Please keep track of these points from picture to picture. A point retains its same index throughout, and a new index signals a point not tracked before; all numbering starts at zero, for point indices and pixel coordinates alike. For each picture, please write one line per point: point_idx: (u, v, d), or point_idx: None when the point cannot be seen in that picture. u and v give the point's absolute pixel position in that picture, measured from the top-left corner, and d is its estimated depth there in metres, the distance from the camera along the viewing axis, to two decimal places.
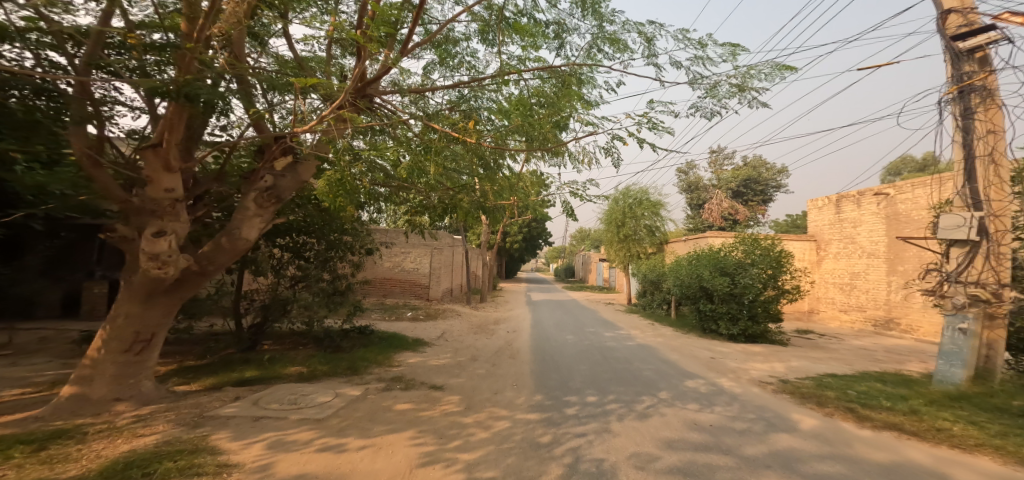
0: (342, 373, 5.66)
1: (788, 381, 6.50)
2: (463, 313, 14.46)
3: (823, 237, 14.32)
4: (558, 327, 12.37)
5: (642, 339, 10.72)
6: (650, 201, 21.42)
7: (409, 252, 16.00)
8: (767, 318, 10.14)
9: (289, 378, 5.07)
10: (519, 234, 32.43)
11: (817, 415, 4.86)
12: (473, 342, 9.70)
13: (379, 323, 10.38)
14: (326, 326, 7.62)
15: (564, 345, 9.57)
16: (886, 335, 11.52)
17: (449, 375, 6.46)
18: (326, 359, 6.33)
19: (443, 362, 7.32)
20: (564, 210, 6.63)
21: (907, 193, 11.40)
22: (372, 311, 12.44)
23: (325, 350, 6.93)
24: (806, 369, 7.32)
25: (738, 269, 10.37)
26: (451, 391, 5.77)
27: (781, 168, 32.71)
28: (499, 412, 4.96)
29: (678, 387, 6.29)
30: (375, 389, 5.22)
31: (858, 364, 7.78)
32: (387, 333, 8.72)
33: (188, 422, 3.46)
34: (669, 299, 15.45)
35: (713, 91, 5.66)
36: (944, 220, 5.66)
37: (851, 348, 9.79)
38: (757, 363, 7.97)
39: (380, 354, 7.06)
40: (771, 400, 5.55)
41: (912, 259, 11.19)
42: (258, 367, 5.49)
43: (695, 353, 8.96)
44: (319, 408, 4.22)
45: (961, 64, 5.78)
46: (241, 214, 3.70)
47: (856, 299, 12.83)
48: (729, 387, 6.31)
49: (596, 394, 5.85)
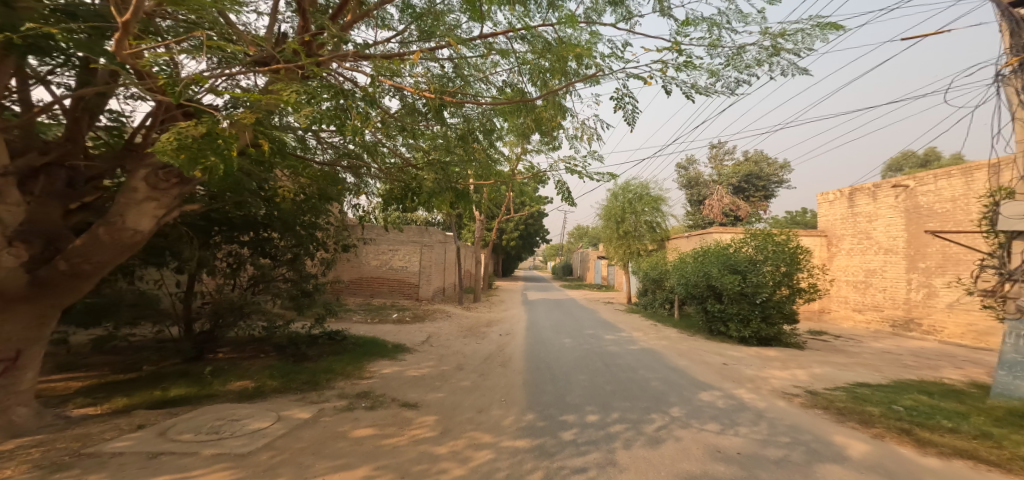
0: (297, 389, 4.79)
1: (818, 393, 5.66)
2: (454, 314, 13.60)
3: (835, 232, 13.51)
4: (555, 329, 11.49)
5: (646, 343, 9.89)
6: (650, 196, 20.58)
7: (397, 249, 15.13)
8: (781, 319, 9.29)
9: (228, 398, 4.20)
10: (516, 231, 31.55)
11: (865, 438, 4.01)
12: (461, 347, 8.85)
13: (359, 326, 9.50)
14: (290, 332, 6.75)
15: (560, 350, 8.74)
16: (906, 337, 10.74)
17: (427, 389, 5.62)
18: (283, 371, 5.45)
19: (423, 372, 6.47)
20: (562, 194, 5.76)
21: (929, 184, 10.63)
22: (355, 313, 11.55)
23: (285, 360, 6.05)
24: (833, 377, 6.49)
25: (749, 266, 9.56)
26: (427, 408, 4.91)
27: (784, 163, 31.96)
28: (481, 439, 4.11)
29: (692, 402, 5.44)
30: (333, 410, 4.36)
31: (890, 372, 6.95)
32: (363, 338, 7.86)
33: (50, 464, 2.59)
34: (672, 298, 14.65)
35: (736, 56, 4.79)
36: (1007, 208, 4.84)
37: (873, 352, 8.98)
38: (776, 370, 7.13)
39: (351, 364, 6.19)
40: (805, 417, 4.71)
41: (934, 255, 10.38)
42: (195, 382, 4.61)
43: (705, 359, 8.13)
44: (248, 438, 3.35)
45: (1022, 31, 4.97)
46: (125, 197, 2.82)
47: (872, 298, 12.04)
48: (751, 400, 5.46)
49: (597, 412, 5.02)
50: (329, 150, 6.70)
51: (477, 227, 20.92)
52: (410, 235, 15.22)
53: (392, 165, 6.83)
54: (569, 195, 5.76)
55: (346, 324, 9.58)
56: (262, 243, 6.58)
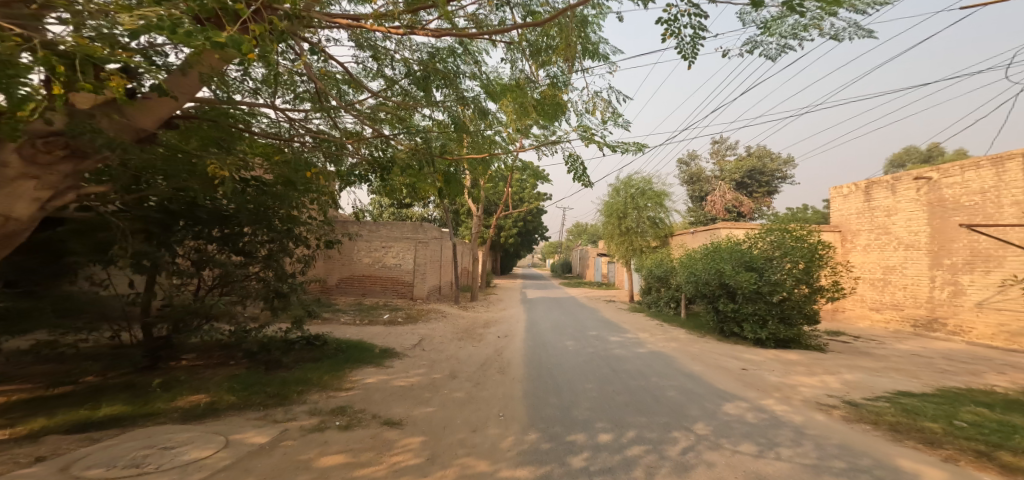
0: (260, 404, 4.08)
1: (859, 405, 5.00)
2: (450, 314, 12.90)
3: (849, 227, 12.84)
4: (556, 330, 10.81)
5: (654, 345, 9.24)
6: (654, 191, 19.88)
7: (391, 246, 14.43)
8: (802, 319, 8.62)
9: (170, 418, 3.49)
10: (514, 228, 30.85)
11: (939, 464, 3.34)
12: (456, 351, 8.16)
13: (346, 329, 8.78)
14: (263, 337, 6.04)
15: (563, 354, 8.08)
16: (929, 337, 10.15)
17: (415, 403, 4.94)
18: (249, 381, 4.75)
19: (412, 382, 5.79)
20: (572, 173, 5.50)
21: (955, 176, 10.04)
22: (343, 314, 10.84)
23: (254, 369, 5.33)
24: (869, 385, 5.84)
25: (765, 263, 8.90)
26: (413, 427, 4.22)
27: (788, 158, 31.30)
28: (475, 468, 3.42)
29: (718, 416, 4.76)
30: (300, 431, 3.68)
31: (928, 378, 6.30)
32: (348, 342, 7.17)
33: None
34: (678, 297, 13.99)
35: (778, 20, 4.24)
36: None
37: (900, 354, 8.34)
38: (803, 377, 6.46)
39: (330, 373, 5.49)
40: (854, 436, 4.05)
41: (962, 250, 9.82)
42: (138, 397, 3.91)
43: (721, 363, 7.48)
44: (179, 474, 2.66)
45: None
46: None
47: (891, 296, 11.41)
48: (784, 413, 4.80)
49: (610, 431, 4.34)
50: (304, 135, 6.04)
51: (474, 224, 20.20)
52: (404, 231, 14.51)
53: (378, 145, 6.13)
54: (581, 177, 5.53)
55: (332, 326, 8.87)
56: (232, 239, 5.87)
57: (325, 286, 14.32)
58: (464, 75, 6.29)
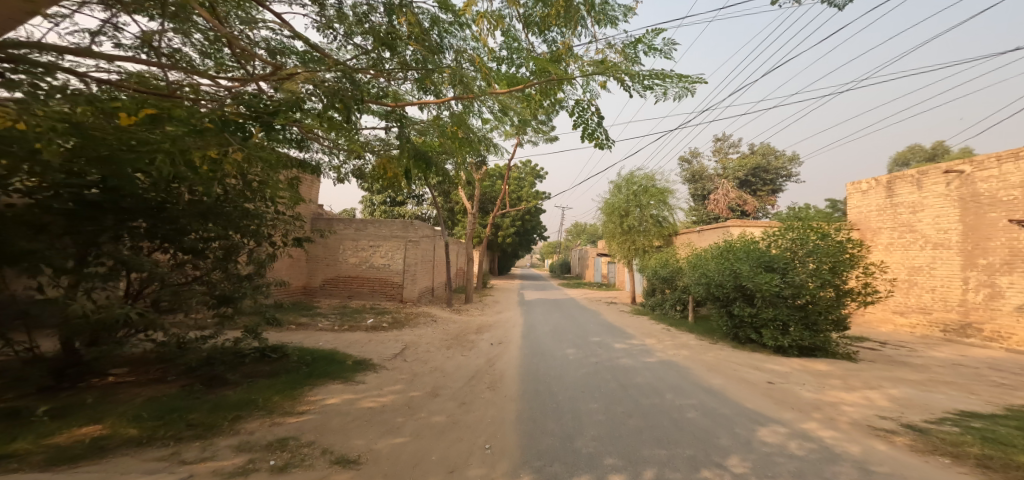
0: (172, 439, 3.17)
1: (925, 432, 4.12)
2: (441, 318, 11.99)
3: (868, 225, 11.98)
4: (555, 336, 9.92)
5: (664, 354, 8.35)
6: (657, 188, 19.01)
7: (379, 245, 13.53)
8: (830, 326, 7.72)
9: (28, 463, 2.58)
10: (512, 228, 30.04)
11: None
12: (443, 361, 7.27)
13: (321, 336, 7.88)
14: (209, 350, 5.12)
15: (563, 366, 7.18)
16: (964, 343, 9.31)
17: (384, 433, 4.05)
18: (174, 406, 3.84)
19: (384, 402, 4.89)
20: (580, 131, 5.54)
21: (990, 169, 9.20)
22: (323, 319, 9.93)
23: (190, 388, 4.42)
24: (924, 404, 4.98)
25: (787, 263, 8.02)
26: (372, 466, 3.32)
27: (793, 155, 30.45)
28: None
29: (754, 447, 3.87)
30: (216, 477, 2.78)
31: (989, 396, 5.44)
32: (317, 353, 6.26)
33: None
34: (685, 299, 13.11)
35: None
36: None
37: (940, 364, 7.47)
38: (841, 394, 5.58)
39: (286, 393, 4.59)
40: (937, 477, 3.17)
41: (999, 249, 9.01)
42: (6, 432, 2.99)
43: (743, 375, 6.60)
44: None
45: None
46: None
47: (917, 299, 10.58)
48: (836, 442, 3.92)
49: (624, 470, 3.44)
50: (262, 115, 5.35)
51: (470, 222, 19.27)
52: (393, 230, 13.61)
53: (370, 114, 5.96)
54: (601, 142, 5.50)
55: (306, 333, 7.97)
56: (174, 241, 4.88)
57: (309, 288, 13.42)
58: (452, 45, 5.50)
